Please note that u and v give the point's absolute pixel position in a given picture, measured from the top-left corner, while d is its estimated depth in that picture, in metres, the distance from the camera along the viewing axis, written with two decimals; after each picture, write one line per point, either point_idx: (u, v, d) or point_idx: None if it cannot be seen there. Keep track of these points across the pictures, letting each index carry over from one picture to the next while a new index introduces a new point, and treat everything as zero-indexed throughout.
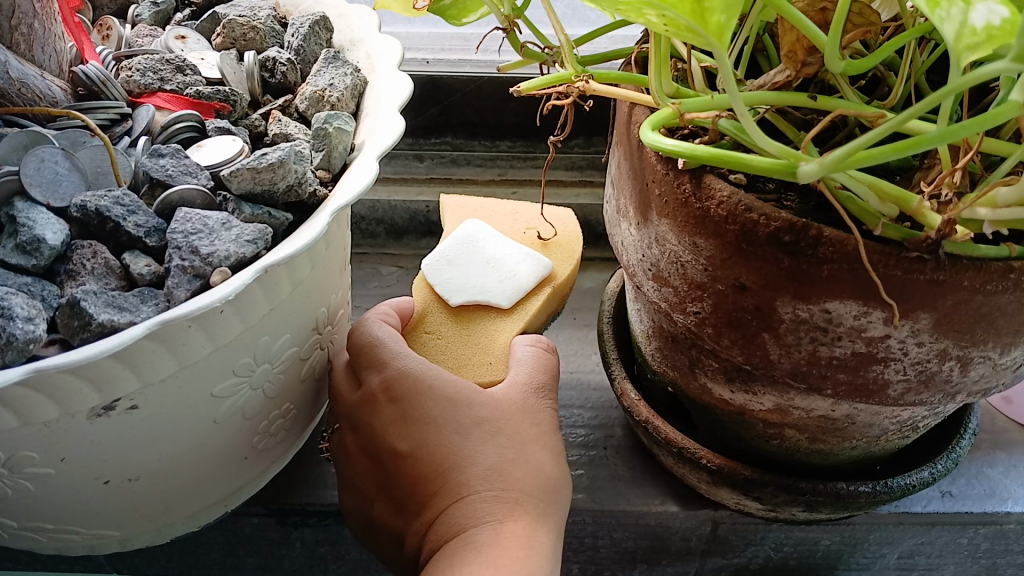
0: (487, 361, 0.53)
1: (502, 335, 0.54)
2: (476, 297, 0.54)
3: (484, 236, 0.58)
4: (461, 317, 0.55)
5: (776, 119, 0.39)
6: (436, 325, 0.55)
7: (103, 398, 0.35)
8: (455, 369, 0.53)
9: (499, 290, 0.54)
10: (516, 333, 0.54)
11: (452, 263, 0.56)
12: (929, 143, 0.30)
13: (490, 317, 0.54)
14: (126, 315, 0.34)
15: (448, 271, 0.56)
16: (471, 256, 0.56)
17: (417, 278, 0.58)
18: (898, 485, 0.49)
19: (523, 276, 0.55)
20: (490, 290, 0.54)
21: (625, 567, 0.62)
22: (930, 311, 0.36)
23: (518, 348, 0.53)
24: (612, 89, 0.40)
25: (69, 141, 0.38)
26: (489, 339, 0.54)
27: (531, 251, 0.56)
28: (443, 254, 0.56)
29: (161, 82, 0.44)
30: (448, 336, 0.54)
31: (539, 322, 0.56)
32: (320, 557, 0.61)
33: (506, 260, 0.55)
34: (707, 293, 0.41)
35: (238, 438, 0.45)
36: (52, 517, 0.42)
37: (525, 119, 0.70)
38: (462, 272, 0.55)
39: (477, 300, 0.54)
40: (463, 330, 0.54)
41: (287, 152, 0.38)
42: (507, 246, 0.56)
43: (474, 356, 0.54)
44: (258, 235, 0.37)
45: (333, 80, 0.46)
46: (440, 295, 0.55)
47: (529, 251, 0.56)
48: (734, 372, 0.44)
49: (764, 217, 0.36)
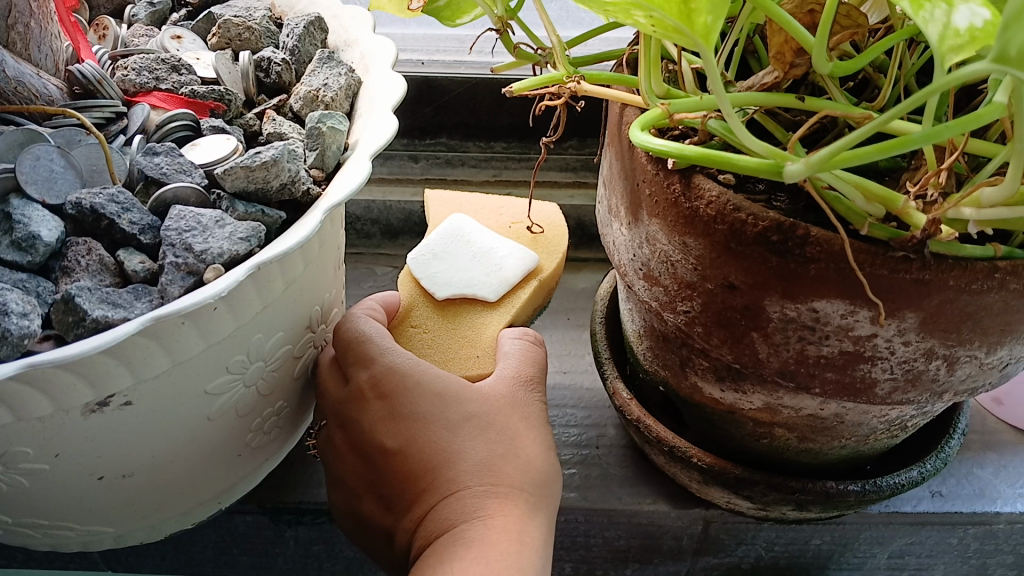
0: (475, 354, 0.54)
1: (490, 328, 0.54)
2: (462, 291, 0.55)
3: (470, 229, 0.58)
4: (447, 311, 0.55)
5: (764, 120, 0.40)
6: (423, 319, 0.55)
7: (98, 393, 0.36)
8: (443, 362, 0.53)
9: (485, 285, 0.55)
10: (503, 327, 0.54)
11: (439, 257, 0.56)
12: (913, 144, 0.31)
13: (477, 310, 0.55)
14: (121, 311, 0.34)
15: (434, 265, 0.56)
16: (457, 250, 0.57)
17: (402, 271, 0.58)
18: (887, 484, 0.49)
19: (508, 270, 0.55)
20: (476, 283, 0.55)
21: (617, 566, 0.62)
22: (916, 310, 0.36)
23: (505, 342, 0.53)
24: (603, 90, 0.41)
25: (65, 139, 0.39)
26: (476, 333, 0.54)
27: (517, 245, 0.57)
28: (429, 248, 0.57)
29: (157, 81, 0.45)
30: (434, 329, 0.54)
31: (526, 316, 0.57)
32: (314, 555, 0.61)
33: (493, 253, 0.56)
34: (696, 293, 0.41)
35: (231, 435, 0.45)
36: (46, 513, 0.43)
37: (519, 120, 0.70)
38: (449, 266, 0.56)
39: (463, 294, 0.55)
40: (450, 323, 0.55)
41: (280, 151, 0.39)
42: (494, 239, 0.57)
43: (462, 350, 0.54)
44: (252, 232, 0.37)
45: (328, 80, 0.46)
46: (427, 289, 0.56)
47: (516, 245, 0.56)
48: (723, 371, 0.45)
49: (752, 217, 0.36)
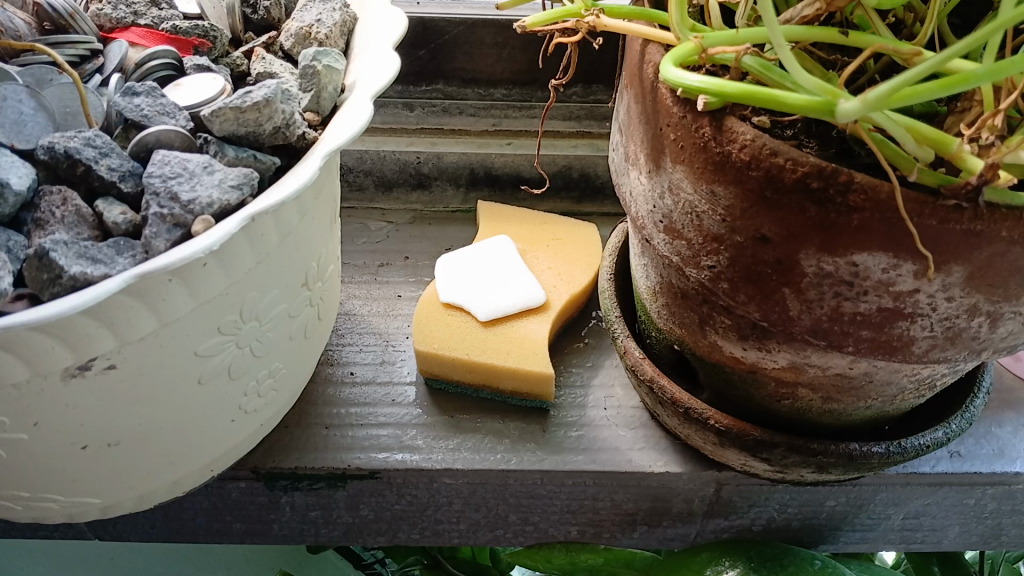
0: (523, 350, 0.55)
1: (532, 330, 0.57)
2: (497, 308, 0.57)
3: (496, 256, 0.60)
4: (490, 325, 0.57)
5: (800, 58, 0.37)
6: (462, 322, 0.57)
7: (78, 357, 0.33)
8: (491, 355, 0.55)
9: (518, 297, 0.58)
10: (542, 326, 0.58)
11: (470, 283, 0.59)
12: (975, 79, 0.28)
13: (519, 319, 0.58)
14: (101, 268, 0.31)
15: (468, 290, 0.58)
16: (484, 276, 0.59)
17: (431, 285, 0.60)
18: (912, 445, 0.47)
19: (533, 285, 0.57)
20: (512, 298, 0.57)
21: (624, 529, 0.59)
22: (964, 264, 0.34)
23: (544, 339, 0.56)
24: (625, 24, 0.38)
25: (35, 78, 0.36)
26: (521, 335, 0.56)
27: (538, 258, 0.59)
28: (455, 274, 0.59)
29: (136, 16, 0.42)
30: (476, 331, 0.56)
31: (562, 296, 0.60)
32: (311, 522, 0.58)
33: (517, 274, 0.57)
34: (724, 246, 0.38)
35: (224, 401, 0.42)
36: (28, 484, 0.40)
37: (523, 64, 0.67)
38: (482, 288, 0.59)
39: (500, 311, 0.57)
40: (492, 332, 0.56)
41: (273, 91, 0.35)
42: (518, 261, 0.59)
43: (512, 347, 0.56)
44: (244, 180, 0.34)
45: (321, 15, 0.43)
46: (464, 307, 0.58)
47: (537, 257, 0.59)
48: (747, 329, 0.42)
49: (791, 162, 0.33)
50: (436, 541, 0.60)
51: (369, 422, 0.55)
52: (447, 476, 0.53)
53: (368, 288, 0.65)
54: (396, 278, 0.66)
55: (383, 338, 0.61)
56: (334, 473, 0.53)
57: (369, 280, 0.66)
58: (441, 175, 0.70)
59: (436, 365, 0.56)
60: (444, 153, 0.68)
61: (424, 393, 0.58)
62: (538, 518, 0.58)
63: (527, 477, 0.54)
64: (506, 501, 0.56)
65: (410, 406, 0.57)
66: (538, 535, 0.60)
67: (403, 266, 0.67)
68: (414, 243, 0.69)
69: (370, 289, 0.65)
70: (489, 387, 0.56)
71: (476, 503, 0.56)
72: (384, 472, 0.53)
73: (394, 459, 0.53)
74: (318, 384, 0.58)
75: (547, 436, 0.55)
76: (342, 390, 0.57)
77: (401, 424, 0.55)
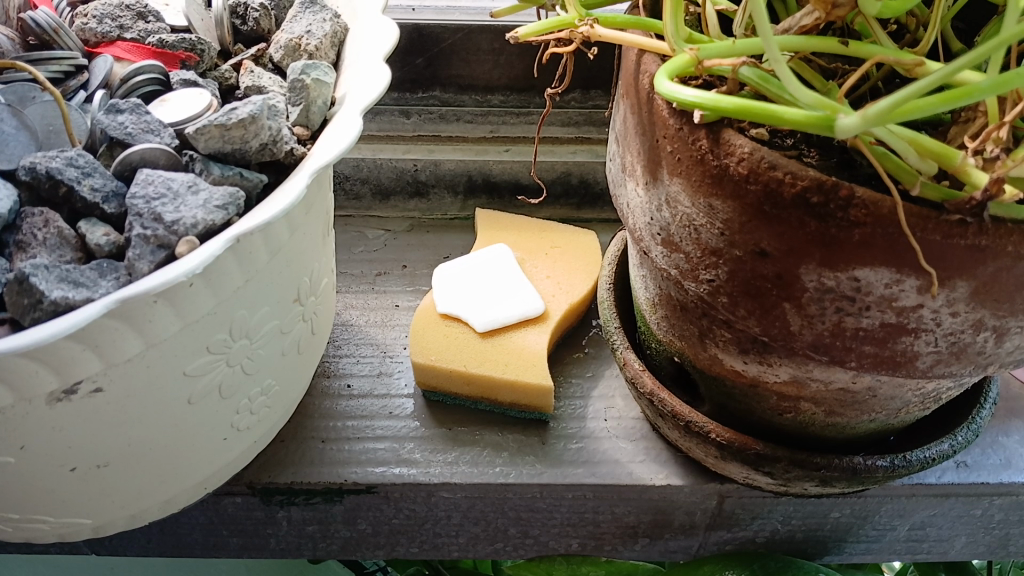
0: (521, 363, 0.55)
1: (529, 339, 0.56)
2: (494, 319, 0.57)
3: (495, 273, 0.60)
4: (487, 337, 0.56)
5: (800, 67, 0.36)
6: (461, 332, 0.56)
7: (62, 381, 0.32)
8: (488, 367, 0.54)
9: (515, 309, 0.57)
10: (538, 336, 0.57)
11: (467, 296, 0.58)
12: (978, 93, 0.28)
13: (518, 330, 0.57)
14: (83, 291, 0.30)
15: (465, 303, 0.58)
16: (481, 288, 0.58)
17: (428, 297, 0.59)
18: (916, 458, 0.46)
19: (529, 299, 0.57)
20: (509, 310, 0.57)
21: (625, 542, 0.58)
22: (968, 279, 0.33)
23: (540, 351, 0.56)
24: (620, 35, 0.37)
25: (17, 96, 0.35)
26: (520, 346, 0.56)
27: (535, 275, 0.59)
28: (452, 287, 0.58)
29: (121, 30, 0.41)
30: (474, 341, 0.56)
31: (561, 306, 0.59)
32: (309, 536, 0.57)
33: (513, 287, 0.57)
34: (723, 260, 0.37)
35: (215, 420, 0.41)
36: (17, 506, 0.39)
37: (520, 70, 0.66)
38: (479, 301, 0.58)
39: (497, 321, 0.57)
40: (490, 343, 0.56)
41: (259, 107, 0.34)
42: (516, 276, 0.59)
43: (510, 358, 0.55)
44: (229, 200, 0.33)
45: (310, 26, 0.42)
46: (462, 318, 0.57)
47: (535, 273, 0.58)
48: (747, 343, 0.41)
49: (790, 176, 0.32)
50: (435, 554, 0.59)
51: (366, 435, 0.55)
52: (445, 490, 0.53)
53: (366, 298, 0.64)
54: (393, 287, 0.65)
55: (380, 349, 0.61)
56: (331, 487, 0.52)
57: (366, 289, 0.65)
58: (439, 182, 0.69)
59: (433, 377, 0.55)
60: (441, 161, 0.67)
61: (422, 406, 0.57)
62: (538, 531, 0.57)
63: (526, 490, 0.53)
64: (506, 514, 0.55)
65: (408, 419, 0.56)
66: (539, 548, 0.59)
67: (400, 275, 0.66)
68: (411, 252, 0.68)
69: (368, 299, 0.64)
70: (488, 399, 0.56)
71: (474, 517, 0.56)
72: (382, 487, 0.52)
73: (392, 473, 0.52)
74: (315, 396, 0.57)
75: (546, 448, 0.55)
76: (338, 402, 0.57)
77: (397, 437, 0.55)
